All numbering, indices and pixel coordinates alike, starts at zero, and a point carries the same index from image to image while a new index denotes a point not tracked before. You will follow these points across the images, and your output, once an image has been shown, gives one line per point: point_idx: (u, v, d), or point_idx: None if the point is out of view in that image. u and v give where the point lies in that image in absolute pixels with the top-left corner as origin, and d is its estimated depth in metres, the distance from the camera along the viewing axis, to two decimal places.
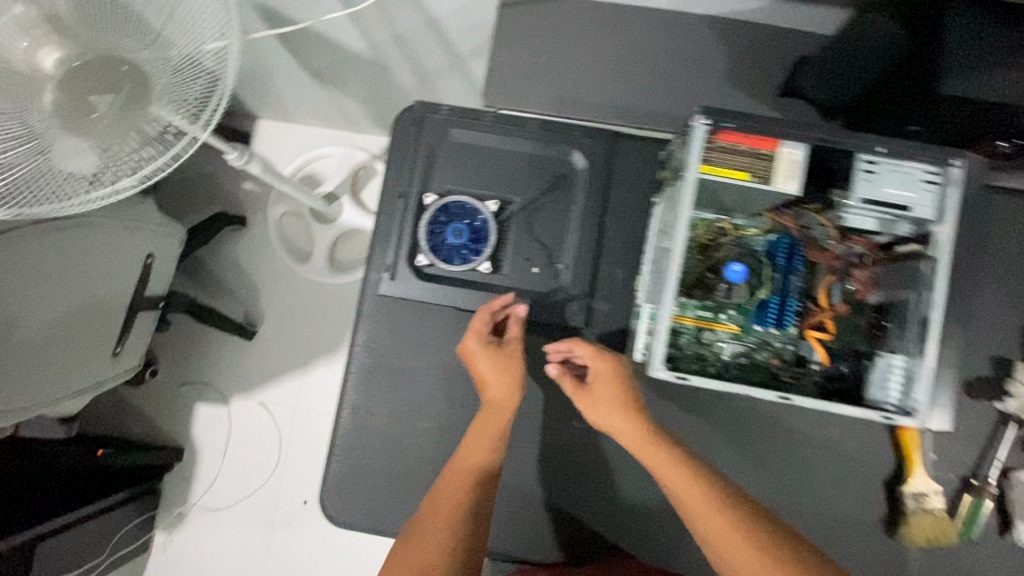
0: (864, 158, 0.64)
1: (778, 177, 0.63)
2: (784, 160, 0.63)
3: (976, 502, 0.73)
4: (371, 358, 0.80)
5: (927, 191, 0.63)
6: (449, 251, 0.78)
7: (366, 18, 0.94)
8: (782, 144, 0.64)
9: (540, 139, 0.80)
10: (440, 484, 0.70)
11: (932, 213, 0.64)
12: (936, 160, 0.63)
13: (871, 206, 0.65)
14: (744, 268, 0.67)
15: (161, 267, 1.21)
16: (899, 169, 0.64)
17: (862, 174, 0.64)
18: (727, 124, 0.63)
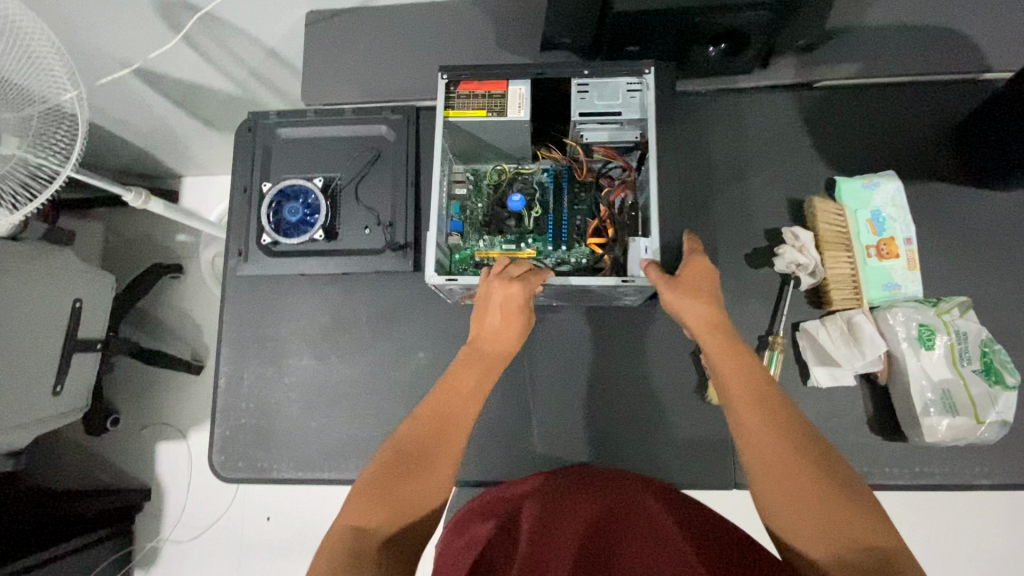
0: (577, 81, 0.80)
1: (510, 110, 0.79)
2: (513, 96, 0.79)
3: (770, 354, 0.81)
4: (240, 332, 0.92)
5: (630, 97, 0.80)
6: (288, 227, 0.90)
7: (219, 60, 1.11)
8: (509, 84, 0.80)
9: (354, 123, 0.94)
10: (424, 410, 0.68)
11: (640, 113, 0.80)
12: (632, 72, 0.79)
13: (592, 117, 0.80)
14: (520, 197, 0.83)
15: (94, 312, 1.34)
16: (608, 85, 0.80)
17: (578, 94, 0.80)
18: (462, 76, 0.80)
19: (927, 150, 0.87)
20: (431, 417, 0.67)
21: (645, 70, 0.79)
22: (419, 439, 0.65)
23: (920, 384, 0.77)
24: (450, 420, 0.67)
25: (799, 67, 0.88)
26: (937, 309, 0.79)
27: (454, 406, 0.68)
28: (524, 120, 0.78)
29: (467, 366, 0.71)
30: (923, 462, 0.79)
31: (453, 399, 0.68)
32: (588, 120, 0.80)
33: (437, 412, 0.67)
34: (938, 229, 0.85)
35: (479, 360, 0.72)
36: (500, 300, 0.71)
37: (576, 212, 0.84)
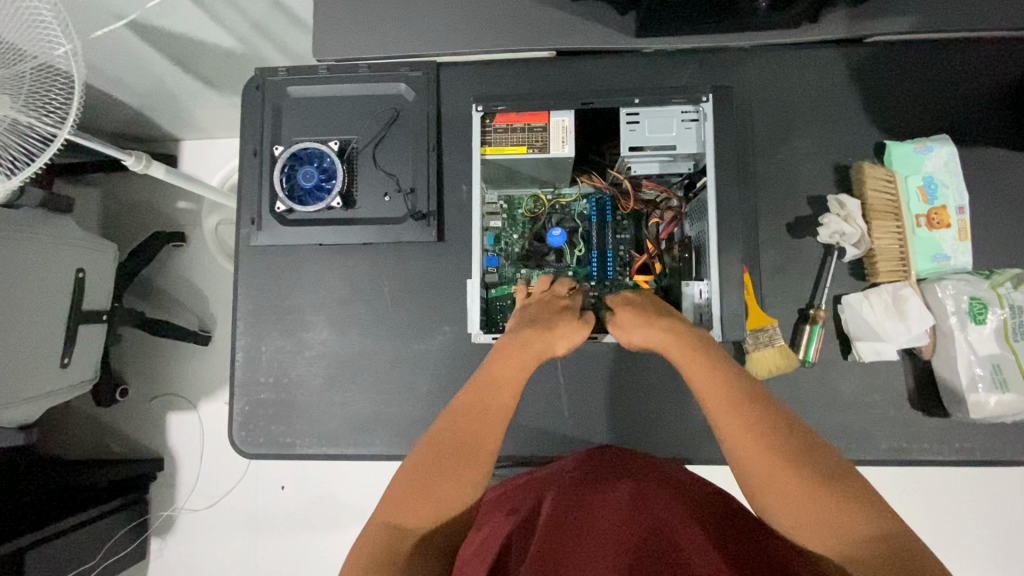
0: (626, 112, 0.74)
1: (552, 147, 0.72)
2: (555, 128, 0.72)
3: (811, 327, 0.78)
4: (256, 303, 0.88)
5: (685, 130, 0.73)
6: (303, 194, 0.86)
7: (219, 9, 1.03)
8: (552, 115, 0.73)
9: (370, 81, 0.88)
10: (461, 404, 0.68)
11: (696, 146, 0.73)
12: (686, 101, 0.74)
13: (641, 153, 0.74)
14: (561, 232, 0.78)
15: (97, 283, 1.30)
16: (660, 114, 0.73)
17: (626, 126, 0.74)
18: (499, 108, 0.74)
19: (983, 113, 0.82)
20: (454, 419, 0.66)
21: (702, 98, 0.73)
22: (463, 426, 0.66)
23: (969, 359, 0.74)
24: (498, 409, 0.67)
25: (851, 20, 0.81)
26: (991, 281, 0.76)
27: (495, 397, 0.68)
28: (570, 156, 0.72)
29: (517, 358, 0.70)
30: (963, 438, 0.77)
31: (496, 388, 0.68)
32: (637, 155, 0.74)
33: (478, 406, 0.67)
34: (991, 197, 0.81)
35: (527, 351, 0.70)
36: (537, 311, 0.73)
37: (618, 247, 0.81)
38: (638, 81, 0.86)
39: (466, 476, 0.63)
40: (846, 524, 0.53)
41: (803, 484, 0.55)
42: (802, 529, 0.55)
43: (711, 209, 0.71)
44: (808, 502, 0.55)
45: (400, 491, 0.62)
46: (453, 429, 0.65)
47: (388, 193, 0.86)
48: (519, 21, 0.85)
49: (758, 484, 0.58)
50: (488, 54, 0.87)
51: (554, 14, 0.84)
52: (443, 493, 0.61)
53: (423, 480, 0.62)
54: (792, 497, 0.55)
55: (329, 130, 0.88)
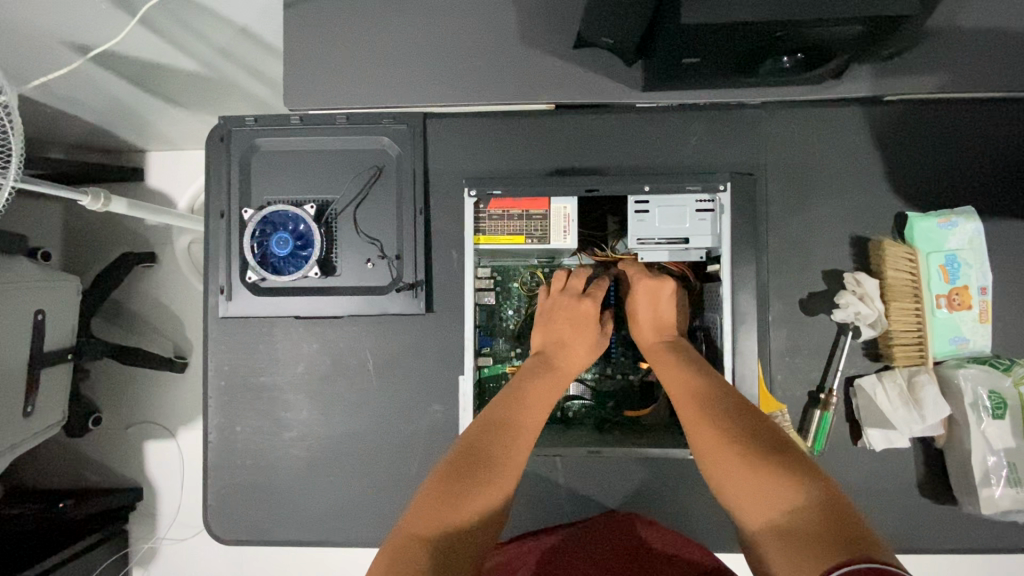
0: (634, 199, 0.66)
1: (553, 237, 0.64)
2: (557, 217, 0.65)
3: (822, 415, 0.74)
4: (227, 379, 0.81)
5: (699, 221, 0.65)
6: (276, 262, 0.78)
7: (180, 39, 0.92)
8: (552, 201, 0.65)
9: (349, 133, 0.80)
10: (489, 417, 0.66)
11: (711, 240, 0.66)
12: (702, 189, 0.65)
13: (651, 245, 0.66)
14: None
15: (60, 321, 1.21)
16: (670, 202, 0.66)
17: (634, 214, 0.66)
18: (495, 191, 0.65)
19: (1010, 182, 0.77)
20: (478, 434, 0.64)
21: (719, 188, 0.65)
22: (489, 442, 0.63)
23: (984, 455, 0.71)
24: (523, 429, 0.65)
25: (877, 79, 0.74)
26: (1014, 377, 0.72)
27: (525, 417, 0.66)
28: (572, 249, 0.64)
29: (545, 380, 0.69)
30: (972, 527, 0.75)
31: (528, 415, 0.66)
32: (646, 245, 0.67)
33: (512, 424, 0.65)
34: (1014, 273, 0.76)
35: (554, 375, 0.70)
36: (560, 311, 0.72)
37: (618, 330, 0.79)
38: (639, 139, 0.80)
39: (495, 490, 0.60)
40: (788, 495, 0.53)
41: (762, 465, 0.56)
42: (749, 511, 0.55)
43: (726, 307, 0.65)
44: (752, 478, 0.56)
45: (428, 501, 0.58)
46: (484, 445, 0.63)
47: (370, 260, 0.79)
48: (511, 72, 0.77)
49: (715, 466, 0.59)
50: (479, 106, 0.79)
51: (553, 66, 0.77)
52: (478, 505, 0.59)
53: (454, 490, 0.59)
54: (742, 476, 0.57)
55: (304, 188, 0.80)
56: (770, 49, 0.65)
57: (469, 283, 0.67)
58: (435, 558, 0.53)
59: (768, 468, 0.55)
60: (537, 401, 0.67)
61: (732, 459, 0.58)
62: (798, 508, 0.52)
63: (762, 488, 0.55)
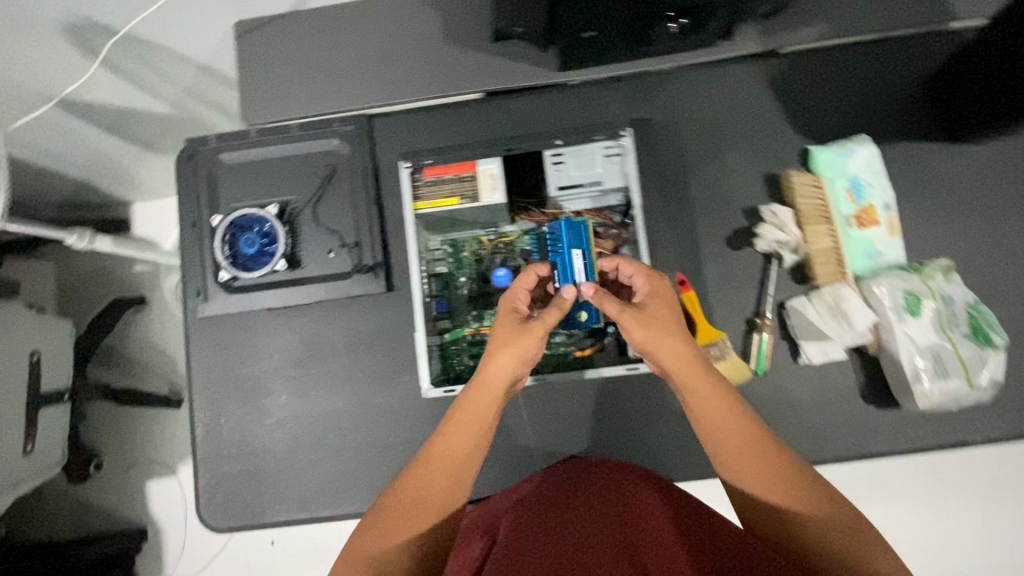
0: (550, 153, 0.85)
1: (483, 194, 0.82)
2: (484, 176, 0.82)
3: (759, 338, 0.81)
4: (208, 375, 0.86)
5: (607, 164, 0.84)
6: (246, 260, 0.85)
7: (149, 81, 1.03)
8: (479, 164, 0.83)
9: (302, 139, 0.88)
10: (451, 429, 0.69)
11: (620, 179, 0.84)
12: (607, 137, 0.84)
13: (568, 188, 0.84)
14: (507, 272, 0.82)
15: (55, 363, 1.27)
16: (581, 153, 0.84)
17: (552, 165, 0.84)
18: (429, 162, 0.83)
19: (899, 109, 0.85)
20: (447, 442, 0.68)
21: (619, 135, 0.83)
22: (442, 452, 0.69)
23: (911, 356, 0.76)
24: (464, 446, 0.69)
25: (762, 35, 0.84)
26: (923, 275, 0.78)
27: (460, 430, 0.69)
28: (500, 201, 0.81)
29: (481, 390, 0.71)
30: (918, 427, 0.79)
31: (459, 422, 0.70)
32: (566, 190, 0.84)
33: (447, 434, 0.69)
34: (915, 190, 0.83)
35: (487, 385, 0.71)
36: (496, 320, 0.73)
37: (579, 309, 0.83)
38: (564, 113, 0.87)
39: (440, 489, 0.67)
40: (800, 497, 0.60)
41: (774, 461, 0.62)
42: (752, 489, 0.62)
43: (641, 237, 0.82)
44: (769, 474, 0.62)
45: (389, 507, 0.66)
46: (433, 451, 0.69)
47: (332, 249, 0.86)
48: (440, 69, 0.87)
49: (728, 452, 0.64)
50: (416, 101, 0.89)
51: (477, 60, 0.87)
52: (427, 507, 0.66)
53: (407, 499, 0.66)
54: (759, 474, 0.62)
55: (266, 191, 0.88)
56: (656, 15, 0.75)
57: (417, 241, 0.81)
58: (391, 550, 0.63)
59: (777, 464, 0.62)
60: (477, 415, 0.70)
61: (756, 458, 0.63)
62: (810, 507, 0.60)
63: (778, 485, 0.61)
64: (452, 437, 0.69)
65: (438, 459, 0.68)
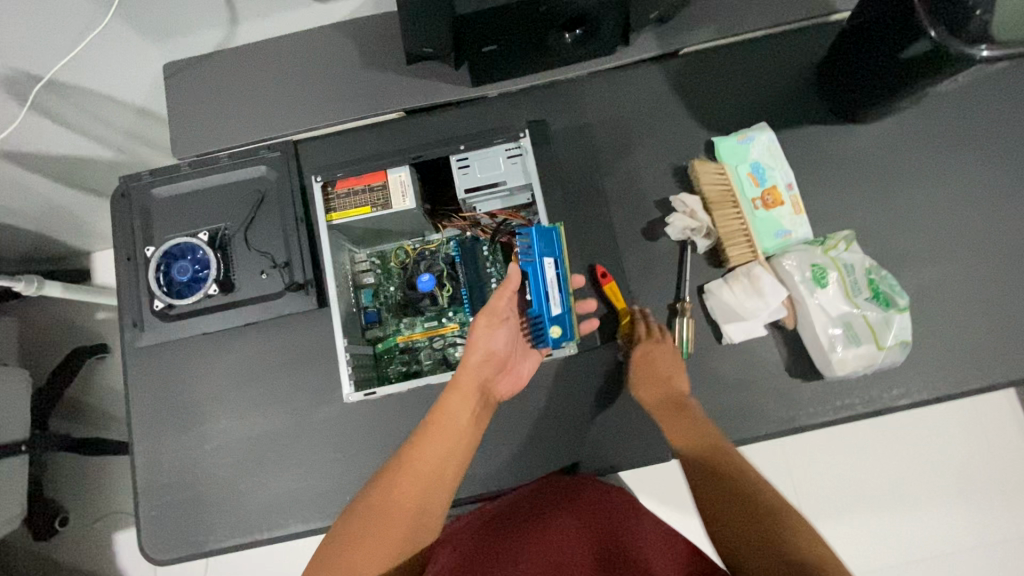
0: (455, 157, 0.84)
1: (394, 201, 0.81)
2: (394, 184, 0.81)
3: (681, 321, 0.83)
4: (148, 405, 0.87)
5: (511, 165, 0.83)
6: (180, 287, 0.88)
7: (89, 128, 1.07)
8: (389, 172, 0.82)
9: (232, 169, 0.91)
10: (433, 440, 0.70)
11: (524, 177, 0.83)
12: (508, 139, 0.84)
13: (476, 190, 0.83)
14: (430, 277, 0.82)
15: (9, 413, 1.27)
16: (486, 156, 0.84)
17: (459, 170, 0.83)
18: (338, 175, 0.84)
19: (793, 97, 0.90)
20: (428, 450, 0.70)
21: (519, 136, 0.84)
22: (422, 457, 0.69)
23: (823, 324, 0.79)
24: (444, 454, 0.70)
25: (656, 40, 0.90)
26: (825, 246, 0.81)
27: (439, 434, 0.71)
28: (410, 207, 0.80)
29: (462, 392, 0.73)
30: (844, 395, 0.81)
31: (437, 421, 0.72)
32: (473, 192, 0.83)
33: (429, 432, 0.71)
34: (816, 170, 0.88)
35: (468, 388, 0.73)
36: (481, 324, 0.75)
37: (547, 325, 0.78)
38: (482, 126, 0.93)
39: (411, 494, 0.67)
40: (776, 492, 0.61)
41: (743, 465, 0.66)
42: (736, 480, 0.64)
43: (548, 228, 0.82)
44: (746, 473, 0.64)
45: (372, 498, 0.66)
46: (417, 452, 0.70)
47: (264, 270, 0.88)
48: (360, 93, 0.92)
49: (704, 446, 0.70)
50: (340, 125, 0.93)
51: (394, 82, 0.91)
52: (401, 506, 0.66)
53: (382, 500, 0.66)
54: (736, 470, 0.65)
55: (199, 220, 0.90)
56: (548, 26, 0.80)
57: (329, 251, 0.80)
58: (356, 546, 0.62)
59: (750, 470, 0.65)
60: (457, 416, 0.72)
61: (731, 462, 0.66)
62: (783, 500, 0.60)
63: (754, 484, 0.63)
64: (432, 447, 0.70)
65: (413, 470, 0.68)
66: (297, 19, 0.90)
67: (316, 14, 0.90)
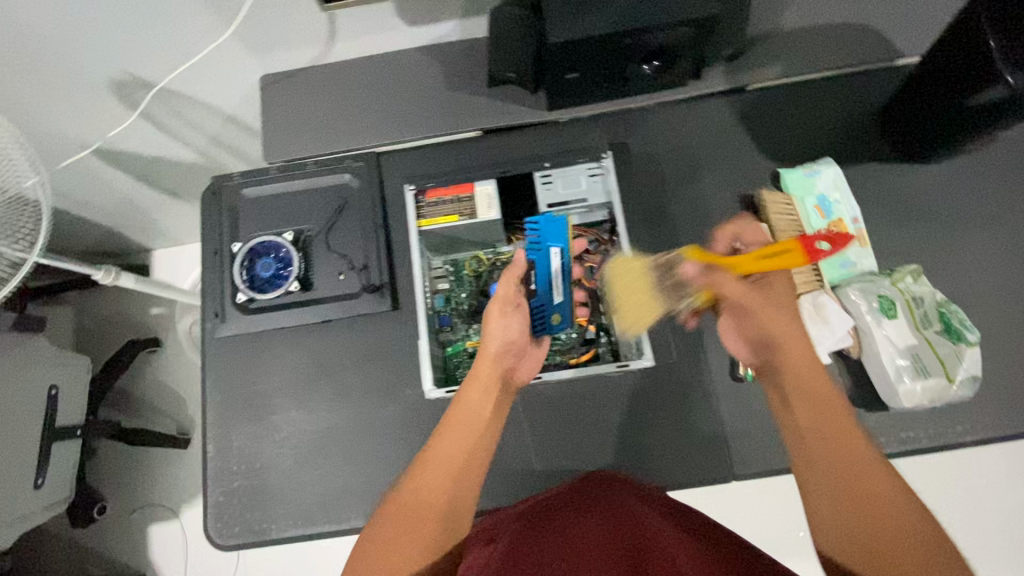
0: (540, 173, 0.94)
1: (480, 211, 0.91)
2: (481, 195, 0.91)
3: None
4: (223, 392, 0.91)
5: (593, 182, 0.94)
6: (261, 282, 0.92)
7: (180, 131, 1.14)
8: (476, 185, 0.93)
9: (318, 175, 0.97)
10: (447, 432, 0.72)
11: (604, 196, 0.94)
12: (590, 160, 0.94)
13: (558, 204, 0.93)
14: None
15: (72, 398, 1.32)
16: (569, 173, 0.94)
17: (543, 185, 0.94)
18: (430, 184, 0.94)
19: (858, 136, 0.93)
20: (444, 443, 0.71)
21: (601, 156, 0.94)
22: (443, 449, 0.70)
23: (891, 355, 0.80)
24: (462, 444, 0.71)
25: (728, 75, 0.94)
26: (892, 278, 0.84)
27: (455, 427, 0.72)
28: (495, 216, 0.90)
29: (475, 384, 0.77)
30: (906, 428, 0.82)
31: (455, 413, 0.74)
32: (556, 206, 0.94)
33: (447, 426, 0.72)
34: (881, 206, 0.90)
35: (479, 380, 0.77)
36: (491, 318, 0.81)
37: (549, 312, 0.85)
38: (556, 146, 0.97)
39: (431, 486, 0.67)
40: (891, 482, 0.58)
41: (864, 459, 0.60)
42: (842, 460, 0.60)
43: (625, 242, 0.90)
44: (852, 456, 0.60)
45: (400, 499, 0.66)
46: (436, 445, 0.71)
47: (342, 272, 0.93)
48: (443, 110, 0.97)
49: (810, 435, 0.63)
50: (418, 139, 0.98)
51: (475, 102, 0.97)
52: (428, 498, 0.66)
53: (406, 500, 0.66)
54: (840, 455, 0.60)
55: (283, 221, 0.96)
56: (630, 56, 0.84)
57: (417, 254, 0.90)
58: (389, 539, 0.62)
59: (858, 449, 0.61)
60: (471, 408, 0.74)
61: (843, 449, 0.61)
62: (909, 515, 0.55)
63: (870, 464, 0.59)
64: (447, 438, 0.71)
65: (435, 463, 0.69)
66: (388, 40, 0.97)
67: (407, 37, 0.97)
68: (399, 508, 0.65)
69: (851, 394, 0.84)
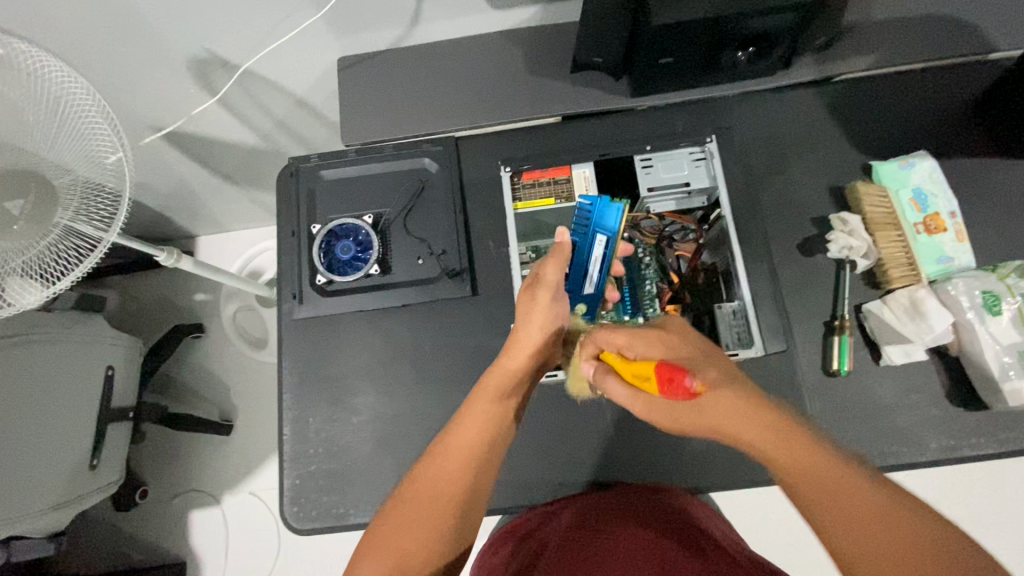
0: (642, 158, 0.93)
1: (578, 195, 0.93)
2: (578, 178, 0.93)
3: (840, 338, 0.82)
4: (299, 374, 0.90)
5: (696, 167, 0.92)
6: (340, 265, 0.91)
7: (249, 113, 1.13)
8: (573, 168, 0.94)
9: (397, 158, 0.96)
10: (466, 419, 0.68)
11: (708, 181, 0.91)
12: (693, 144, 0.92)
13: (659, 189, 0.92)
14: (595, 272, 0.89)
15: (124, 380, 1.31)
16: (670, 158, 0.93)
17: (643, 170, 0.92)
18: (525, 167, 0.94)
19: (951, 130, 0.91)
20: (462, 428, 0.68)
21: (707, 141, 0.92)
22: (459, 438, 0.67)
23: (997, 352, 0.77)
24: (481, 434, 0.67)
25: (819, 65, 0.92)
26: (998, 274, 0.81)
27: (474, 415, 0.69)
28: (593, 200, 0.92)
29: (499, 371, 0.73)
30: (1007, 428, 0.80)
31: (480, 399, 0.70)
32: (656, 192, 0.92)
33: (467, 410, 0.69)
34: (976, 202, 0.88)
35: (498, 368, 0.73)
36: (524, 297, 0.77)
37: (576, 300, 0.85)
38: (644, 133, 0.96)
39: (443, 475, 0.64)
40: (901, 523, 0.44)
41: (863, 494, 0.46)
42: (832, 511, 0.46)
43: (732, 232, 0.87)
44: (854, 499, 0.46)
45: (413, 497, 0.63)
46: (455, 432, 0.68)
47: (421, 256, 0.91)
48: (525, 95, 0.95)
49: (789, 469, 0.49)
50: (497, 125, 0.96)
51: (557, 87, 0.95)
52: (446, 488, 0.63)
53: (422, 494, 0.63)
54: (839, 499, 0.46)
55: (362, 204, 0.95)
56: (727, 42, 0.82)
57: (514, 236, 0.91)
58: (408, 536, 0.60)
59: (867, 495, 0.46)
60: (492, 396, 0.70)
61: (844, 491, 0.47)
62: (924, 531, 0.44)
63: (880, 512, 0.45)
64: (465, 426, 0.68)
65: (450, 449, 0.66)
66: (469, 23, 0.96)
67: (490, 20, 0.95)
68: (411, 506, 0.62)
69: (950, 392, 0.82)
